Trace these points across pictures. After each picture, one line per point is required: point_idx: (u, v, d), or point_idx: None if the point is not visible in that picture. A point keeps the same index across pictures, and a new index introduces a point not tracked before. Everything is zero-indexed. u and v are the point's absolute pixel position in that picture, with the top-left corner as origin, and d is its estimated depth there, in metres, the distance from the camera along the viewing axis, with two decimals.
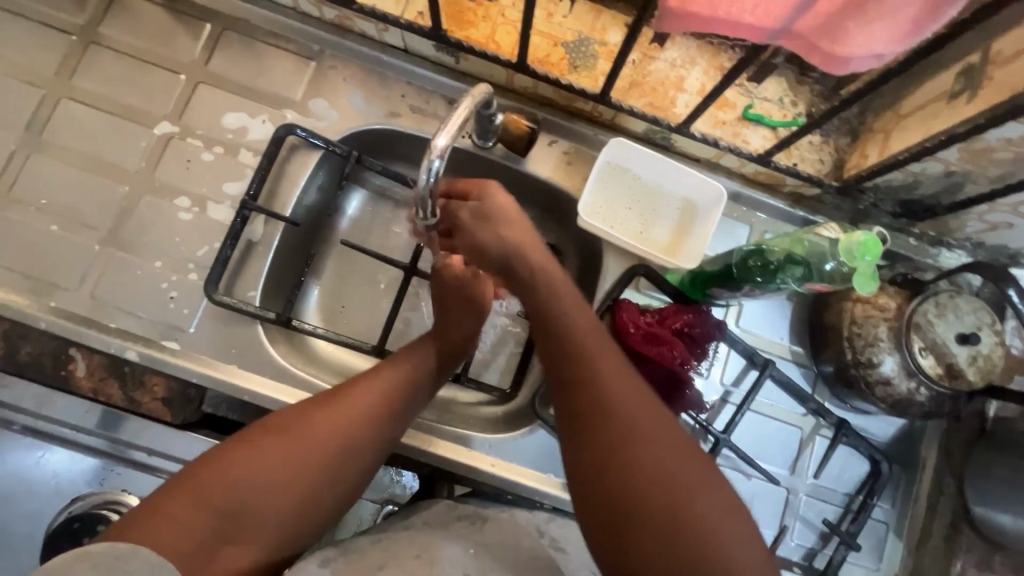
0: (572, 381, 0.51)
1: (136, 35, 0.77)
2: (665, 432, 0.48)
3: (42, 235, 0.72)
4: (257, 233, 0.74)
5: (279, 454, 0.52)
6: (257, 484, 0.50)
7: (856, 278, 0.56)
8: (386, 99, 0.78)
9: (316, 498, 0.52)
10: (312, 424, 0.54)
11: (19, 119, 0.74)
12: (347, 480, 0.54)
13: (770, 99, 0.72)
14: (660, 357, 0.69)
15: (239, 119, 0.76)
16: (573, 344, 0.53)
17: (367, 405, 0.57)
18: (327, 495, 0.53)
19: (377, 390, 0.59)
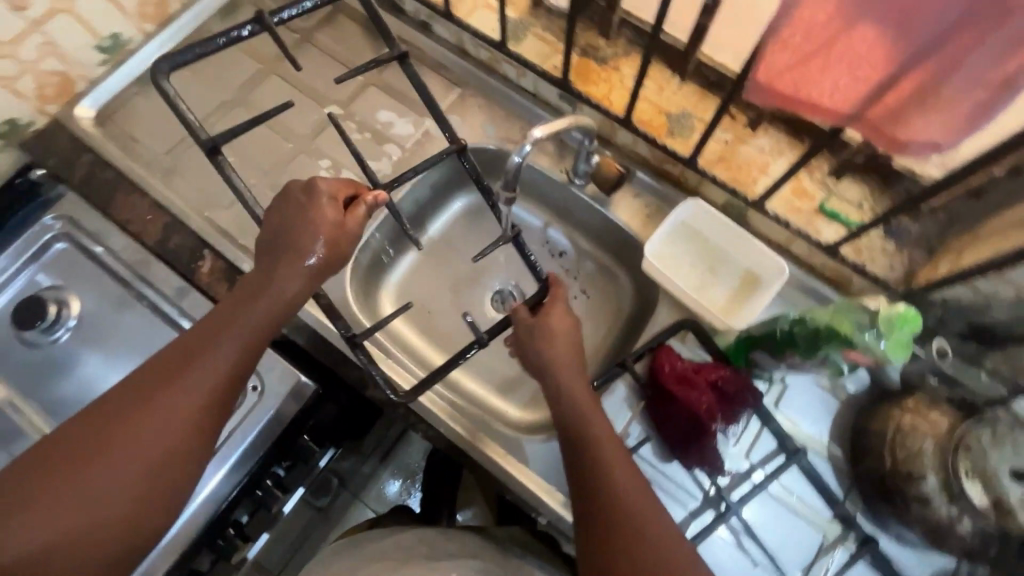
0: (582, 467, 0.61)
1: (337, 42, 0.99)
2: (634, 512, 0.56)
3: (221, 163, 0.92)
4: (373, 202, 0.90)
5: (106, 439, 0.54)
6: (107, 469, 0.53)
7: (892, 347, 0.62)
8: (506, 128, 0.93)
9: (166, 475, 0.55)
10: (160, 390, 0.56)
11: (237, 80, 0.97)
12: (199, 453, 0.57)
13: (849, 199, 0.77)
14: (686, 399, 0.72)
15: (389, 116, 0.94)
16: (575, 428, 0.63)
17: (198, 392, 0.57)
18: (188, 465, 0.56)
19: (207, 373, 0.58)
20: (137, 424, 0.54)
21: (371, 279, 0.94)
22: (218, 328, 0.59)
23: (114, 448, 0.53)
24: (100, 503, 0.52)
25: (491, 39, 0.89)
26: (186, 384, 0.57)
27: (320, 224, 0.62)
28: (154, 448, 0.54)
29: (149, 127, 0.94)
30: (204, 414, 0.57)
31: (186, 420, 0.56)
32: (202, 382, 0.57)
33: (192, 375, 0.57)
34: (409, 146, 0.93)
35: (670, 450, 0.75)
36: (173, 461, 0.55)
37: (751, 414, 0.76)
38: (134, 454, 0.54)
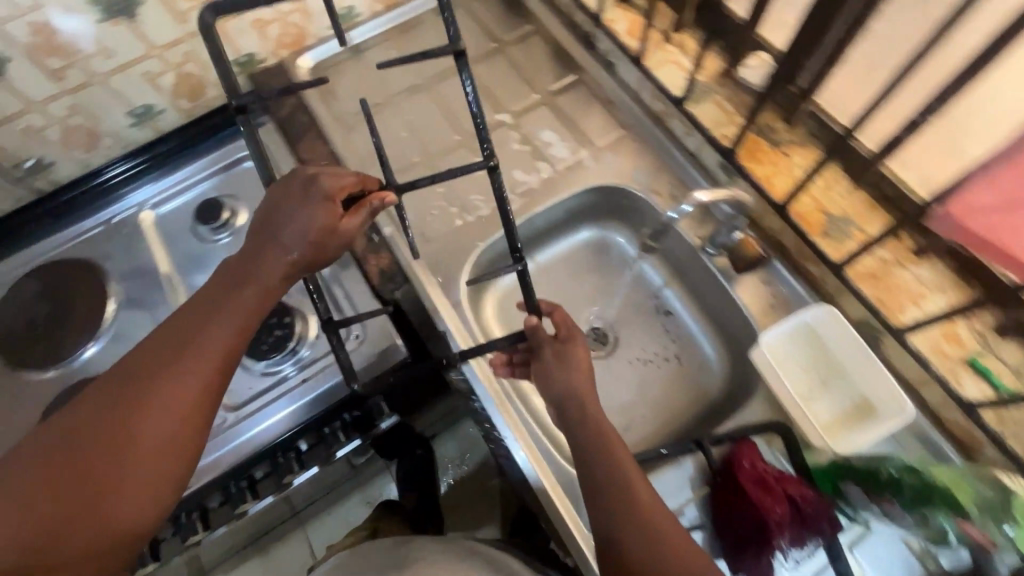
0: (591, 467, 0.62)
1: (526, 58, 1.06)
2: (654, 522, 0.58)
3: (395, 136, 1.02)
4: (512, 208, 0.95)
5: (99, 450, 0.47)
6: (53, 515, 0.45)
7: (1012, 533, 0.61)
8: (656, 179, 0.95)
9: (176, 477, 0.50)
10: (150, 387, 0.50)
11: (431, 69, 1.07)
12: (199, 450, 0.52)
13: (1006, 362, 0.71)
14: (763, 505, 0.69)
15: (551, 137, 1.00)
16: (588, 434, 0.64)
17: (195, 385, 0.51)
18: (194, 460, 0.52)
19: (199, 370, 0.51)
20: (109, 455, 0.47)
21: (485, 275, 0.99)
22: (197, 330, 0.52)
23: (76, 490, 0.46)
24: (106, 519, 0.47)
25: (672, 95, 0.92)
26: (158, 402, 0.49)
27: (308, 218, 0.56)
28: (128, 485, 0.48)
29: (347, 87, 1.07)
30: (182, 439, 0.50)
31: (160, 446, 0.49)
32: (180, 397, 0.50)
33: (160, 389, 0.50)
34: (560, 170, 0.98)
35: (720, 547, 0.71)
36: (177, 463, 0.50)
37: (820, 546, 0.70)
38: (91, 495, 0.47)
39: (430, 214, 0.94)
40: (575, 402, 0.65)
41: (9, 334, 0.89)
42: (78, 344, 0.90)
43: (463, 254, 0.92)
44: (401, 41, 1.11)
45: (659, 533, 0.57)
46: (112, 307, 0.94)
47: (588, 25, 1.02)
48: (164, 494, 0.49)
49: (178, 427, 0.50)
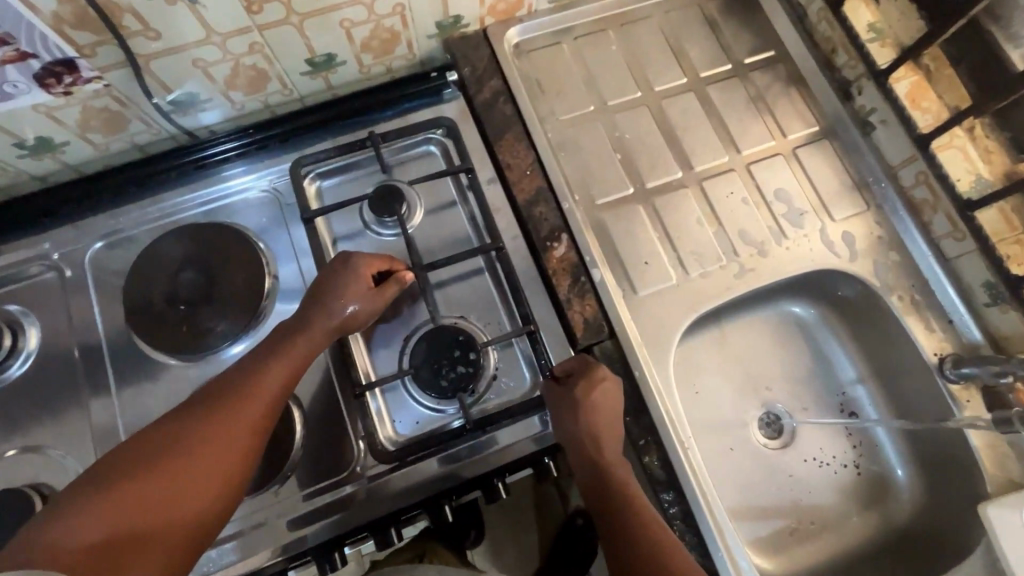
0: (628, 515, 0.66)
1: (769, 93, 0.91)
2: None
3: (608, 154, 0.87)
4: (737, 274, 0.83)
5: (150, 460, 0.57)
6: (155, 456, 0.57)
7: None
8: (899, 279, 0.83)
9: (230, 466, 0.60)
10: (207, 415, 0.61)
11: (657, 81, 0.92)
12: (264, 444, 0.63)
13: None
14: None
15: (786, 198, 0.87)
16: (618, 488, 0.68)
17: (247, 422, 0.62)
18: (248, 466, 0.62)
19: (249, 398, 0.63)
20: (173, 472, 0.57)
21: None
22: (250, 380, 0.64)
23: (157, 472, 0.56)
24: (173, 502, 0.56)
25: (953, 190, 0.79)
26: (220, 430, 0.60)
27: (348, 296, 0.71)
28: (188, 483, 0.57)
29: (555, 80, 0.91)
30: (236, 460, 0.60)
31: (223, 459, 0.59)
32: (234, 433, 0.61)
33: (211, 437, 0.60)
34: (791, 239, 0.85)
35: None
36: (239, 452, 0.61)
37: None
38: (174, 453, 0.58)
39: (643, 262, 0.82)
40: (595, 463, 0.69)
41: (150, 309, 0.78)
42: (225, 336, 0.78)
43: (676, 316, 0.81)
44: (623, 33, 0.94)
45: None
46: (268, 280, 0.81)
47: (854, 74, 0.88)
48: (232, 461, 0.60)
49: (240, 458, 0.61)
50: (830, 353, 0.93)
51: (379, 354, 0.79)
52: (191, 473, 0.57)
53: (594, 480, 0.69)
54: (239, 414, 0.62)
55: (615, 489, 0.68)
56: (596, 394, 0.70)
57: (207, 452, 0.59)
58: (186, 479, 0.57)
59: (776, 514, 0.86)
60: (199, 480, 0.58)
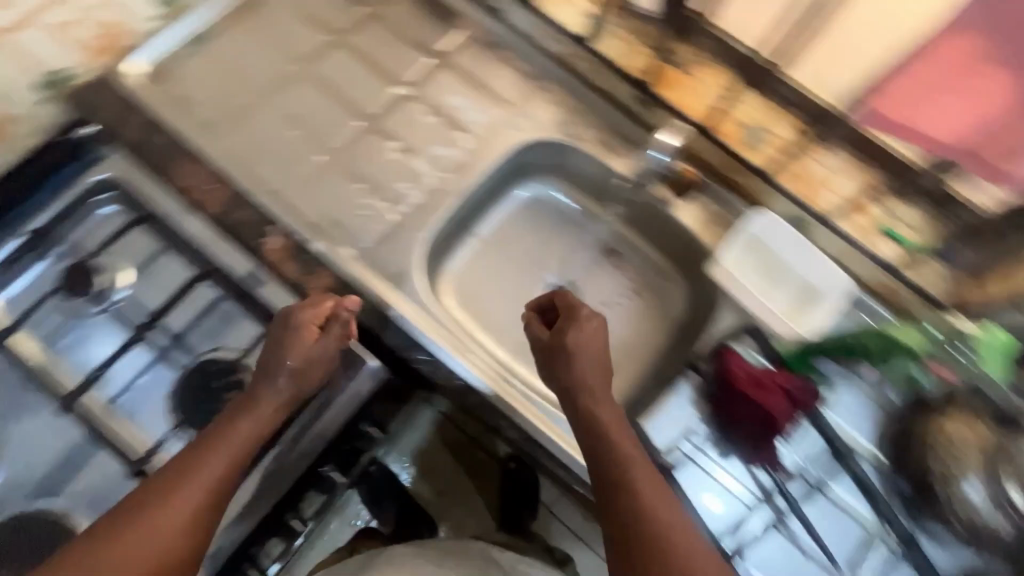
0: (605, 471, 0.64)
1: (406, 18, 0.96)
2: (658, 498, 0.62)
3: (285, 135, 0.88)
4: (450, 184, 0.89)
5: None
6: None
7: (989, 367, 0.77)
8: (579, 125, 0.93)
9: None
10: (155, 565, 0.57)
11: (302, 50, 0.93)
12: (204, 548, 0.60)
13: (909, 224, 0.83)
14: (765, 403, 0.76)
15: (461, 102, 0.93)
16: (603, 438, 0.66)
17: (183, 551, 0.58)
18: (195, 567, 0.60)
19: (180, 516, 0.59)
20: (176, 486, 0.60)
21: (433, 262, 0.93)
22: (163, 510, 0.58)
23: None
24: None
25: None
26: (208, 448, 0.62)
27: (286, 350, 0.68)
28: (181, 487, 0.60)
29: (203, 90, 0.89)
30: (189, 528, 0.59)
31: (183, 499, 0.59)
32: (179, 564, 0.58)
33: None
34: (479, 135, 0.92)
35: (729, 444, 0.79)
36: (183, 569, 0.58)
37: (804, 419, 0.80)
38: (184, 469, 0.61)
39: (359, 216, 0.85)
40: (596, 434, 0.67)
41: None
42: None
43: (409, 247, 0.85)
44: (248, 19, 0.93)
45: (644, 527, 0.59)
46: None
47: None
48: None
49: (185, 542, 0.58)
50: (575, 210, 1.01)
51: (146, 421, 0.74)
52: (158, 530, 0.57)
53: (586, 430, 0.68)
54: (186, 547, 0.59)
55: (613, 460, 0.64)
56: (593, 337, 0.70)
57: (185, 497, 0.59)
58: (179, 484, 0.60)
59: None
60: (162, 527, 0.58)
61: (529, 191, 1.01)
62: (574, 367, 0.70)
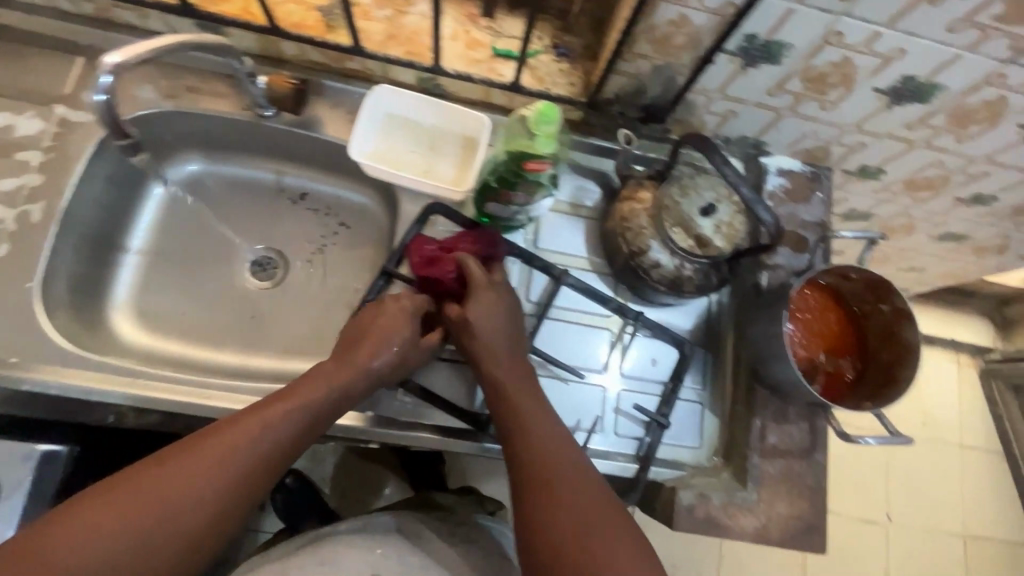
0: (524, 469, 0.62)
1: None
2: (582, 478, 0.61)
3: None
4: (37, 213, 0.73)
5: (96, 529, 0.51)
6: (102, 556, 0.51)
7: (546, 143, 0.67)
8: (162, 83, 0.80)
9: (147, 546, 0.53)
10: (149, 501, 0.53)
11: None
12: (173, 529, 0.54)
13: (515, 36, 0.80)
14: (438, 279, 0.76)
15: (7, 119, 0.76)
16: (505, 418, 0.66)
17: (191, 490, 0.54)
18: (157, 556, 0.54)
19: (213, 465, 0.55)
20: (143, 486, 0.53)
21: (88, 305, 0.80)
22: (179, 471, 0.55)
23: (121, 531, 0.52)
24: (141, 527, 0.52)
25: None
26: (186, 451, 0.56)
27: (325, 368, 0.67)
28: (183, 482, 0.54)
29: None
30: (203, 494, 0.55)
31: (204, 479, 0.55)
32: (147, 522, 0.53)
33: (171, 500, 0.53)
34: (46, 143, 0.76)
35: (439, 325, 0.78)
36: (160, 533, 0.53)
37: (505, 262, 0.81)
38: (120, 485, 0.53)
39: None
40: (495, 412, 0.67)
41: None
42: None
43: (22, 306, 0.70)
44: None
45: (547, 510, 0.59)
46: None
47: None
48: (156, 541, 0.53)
49: (230, 508, 0.56)
50: (229, 171, 0.90)
51: None
52: (148, 501, 0.53)
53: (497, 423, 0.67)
54: (202, 488, 0.55)
55: (538, 457, 0.62)
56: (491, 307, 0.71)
57: (178, 474, 0.55)
58: (168, 485, 0.54)
59: (321, 318, 0.87)
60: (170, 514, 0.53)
61: (171, 178, 0.88)
62: (498, 363, 0.69)
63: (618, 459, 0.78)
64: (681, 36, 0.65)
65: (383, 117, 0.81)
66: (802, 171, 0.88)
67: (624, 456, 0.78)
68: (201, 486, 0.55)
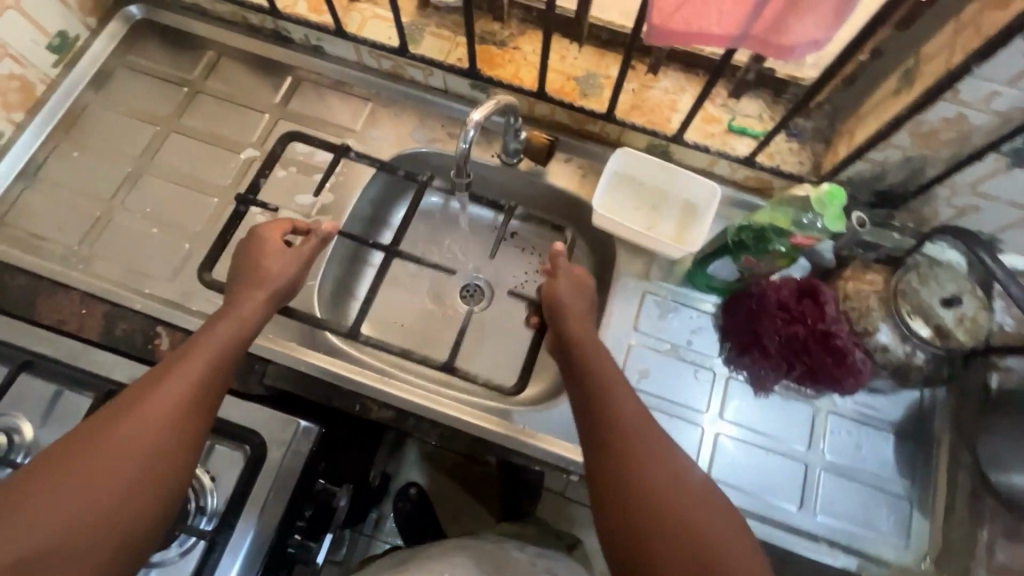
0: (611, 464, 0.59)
1: (234, 87, 0.96)
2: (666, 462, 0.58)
3: (144, 235, 0.86)
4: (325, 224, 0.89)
5: (90, 445, 0.53)
6: (90, 450, 0.52)
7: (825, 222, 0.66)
8: (431, 129, 0.94)
9: (148, 440, 0.54)
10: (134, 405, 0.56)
11: (137, 148, 0.92)
12: (169, 421, 0.56)
13: (751, 115, 0.86)
14: (799, 319, 0.79)
15: (309, 145, 0.93)
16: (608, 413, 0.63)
17: (168, 402, 0.57)
18: (153, 442, 0.54)
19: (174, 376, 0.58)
20: (126, 415, 0.55)
21: (337, 305, 0.93)
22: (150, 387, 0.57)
23: (105, 441, 0.53)
24: (136, 436, 0.54)
25: (390, 48, 0.90)
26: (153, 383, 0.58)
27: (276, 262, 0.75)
28: (146, 409, 0.55)
29: (50, 218, 0.87)
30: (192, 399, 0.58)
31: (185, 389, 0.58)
32: (142, 420, 0.55)
33: (144, 410, 0.55)
34: (338, 168, 0.92)
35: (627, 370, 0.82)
36: (158, 435, 0.55)
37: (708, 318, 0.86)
38: (115, 415, 0.55)
39: None
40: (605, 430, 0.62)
41: None
42: None
43: (307, 300, 0.85)
44: (78, 135, 0.92)
45: (641, 499, 0.55)
46: None
47: (271, 23, 0.95)
48: (149, 441, 0.54)
49: (181, 410, 0.57)
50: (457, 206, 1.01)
51: None
52: (148, 415, 0.55)
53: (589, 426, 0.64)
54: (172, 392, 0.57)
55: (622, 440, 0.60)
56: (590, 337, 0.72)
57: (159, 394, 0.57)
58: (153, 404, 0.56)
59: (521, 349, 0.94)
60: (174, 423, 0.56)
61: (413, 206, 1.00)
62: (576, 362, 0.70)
63: (818, 541, 0.76)
64: (951, 133, 0.67)
65: (614, 176, 0.89)
66: None
67: (824, 539, 0.76)
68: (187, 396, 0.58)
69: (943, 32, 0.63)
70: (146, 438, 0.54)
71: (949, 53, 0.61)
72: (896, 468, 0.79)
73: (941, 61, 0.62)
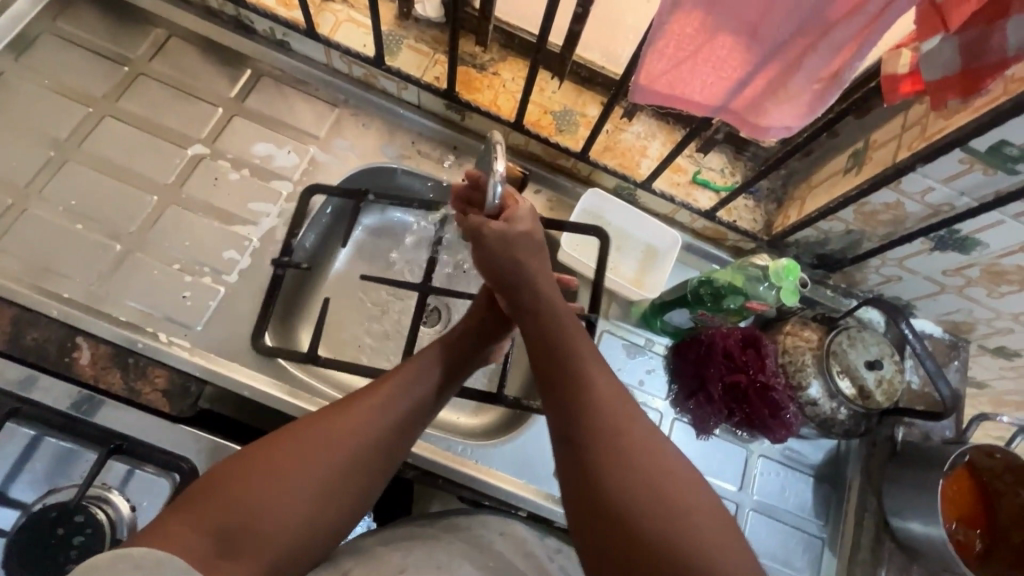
0: (602, 470, 0.51)
1: (183, 72, 0.88)
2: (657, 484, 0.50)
3: (66, 231, 0.77)
4: (280, 234, 0.84)
5: (285, 448, 0.54)
6: (269, 449, 0.54)
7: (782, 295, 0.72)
8: (399, 144, 0.91)
9: (343, 457, 0.55)
10: (324, 423, 0.57)
11: (63, 130, 0.82)
12: (359, 444, 0.56)
13: (714, 169, 0.90)
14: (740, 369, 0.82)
15: (267, 147, 0.87)
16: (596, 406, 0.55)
17: (370, 424, 0.58)
18: (344, 460, 0.55)
19: (379, 408, 0.59)
20: (260, 473, 0.52)
21: (286, 318, 0.87)
22: (355, 409, 0.58)
23: (294, 447, 0.54)
24: (318, 448, 0.55)
25: (366, 56, 0.86)
26: (278, 441, 0.54)
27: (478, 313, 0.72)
28: (345, 433, 0.56)
29: None
30: (349, 469, 0.55)
31: (331, 464, 0.54)
32: (330, 435, 0.56)
33: (335, 433, 0.56)
34: (299, 175, 0.87)
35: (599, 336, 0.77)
36: (348, 458, 0.55)
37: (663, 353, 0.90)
38: (279, 442, 0.55)
39: (185, 298, 0.78)
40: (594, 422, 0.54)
41: None
42: None
43: (255, 316, 0.80)
44: None
45: (613, 471, 0.51)
46: None
47: (232, 9, 0.88)
48: (343, 462, 0.55)
49: (376, 442, 0.57)
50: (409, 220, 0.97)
51: None
52: (339, 437, 0.56)
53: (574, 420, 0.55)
54: (371, 416, 0.58)
55: (608, 455, 0.52)
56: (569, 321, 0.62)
57: (323, 439, 0.55)
58: (295, 468, 0.53)
59: None
60: (329, 490, 0.54)
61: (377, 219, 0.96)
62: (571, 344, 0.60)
63: None
64: (888, 215, 0.74)
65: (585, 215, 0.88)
66: (942, 338, 0.92)
67: None
68: (390, 430, 0.59)
69: (891, 125, 0.69)
70: (342, 472, 0.55)
71: (895, 147, 0.68)
72: (812, 509, 0.87)
73: (888, 152, 0.68)
